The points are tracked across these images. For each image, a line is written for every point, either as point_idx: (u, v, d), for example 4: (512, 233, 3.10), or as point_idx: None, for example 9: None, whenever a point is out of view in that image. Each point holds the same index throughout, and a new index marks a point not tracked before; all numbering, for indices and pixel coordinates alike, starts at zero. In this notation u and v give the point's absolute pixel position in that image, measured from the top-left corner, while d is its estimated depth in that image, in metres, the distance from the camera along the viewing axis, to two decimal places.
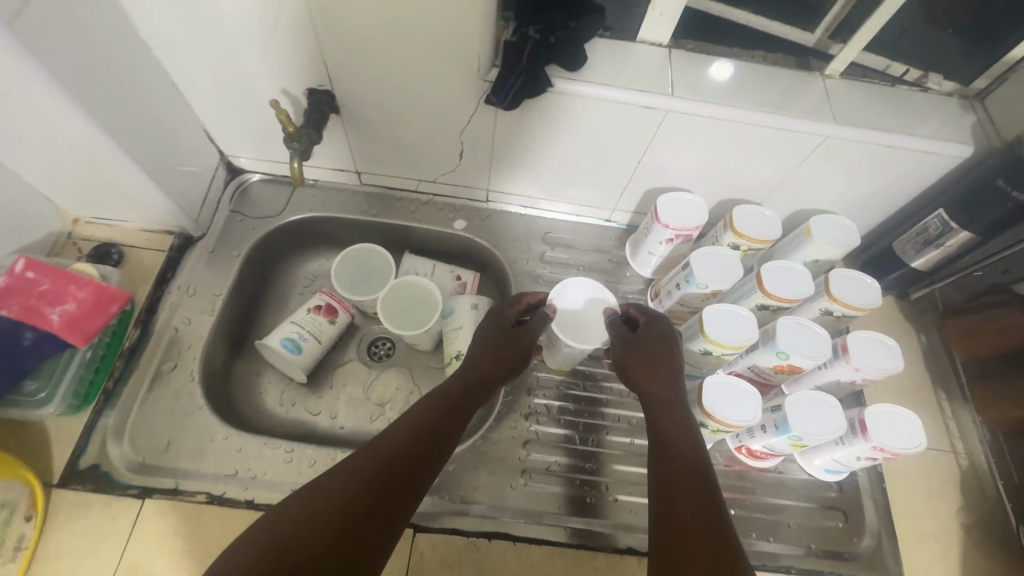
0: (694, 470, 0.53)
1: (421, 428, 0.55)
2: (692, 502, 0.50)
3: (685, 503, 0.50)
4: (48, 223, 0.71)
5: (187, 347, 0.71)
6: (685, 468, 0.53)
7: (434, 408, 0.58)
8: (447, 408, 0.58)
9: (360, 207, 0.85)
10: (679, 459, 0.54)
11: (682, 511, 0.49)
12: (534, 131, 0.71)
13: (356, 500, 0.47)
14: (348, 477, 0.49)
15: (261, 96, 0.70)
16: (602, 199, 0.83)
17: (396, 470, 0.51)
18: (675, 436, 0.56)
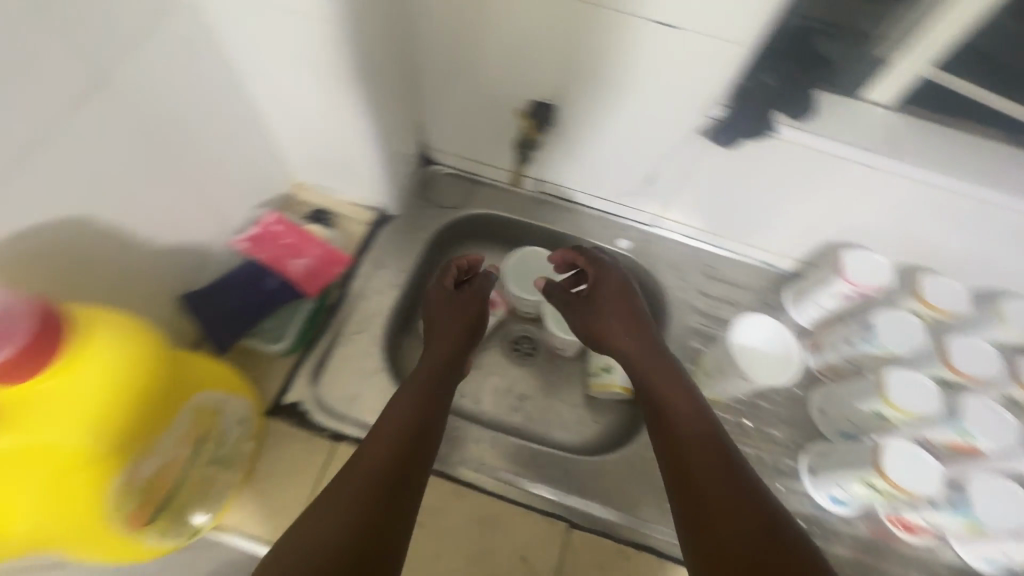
0: (705, 454, 0.57)
1: (416, 411, 0.59)
2: (721, 493, 0.53)
3: (711, 490, 0.54)
4: (280, 184, 0.80)
5: (375, 313, 0.78)
6: (707, 454, 0.57)
7: (416, 394, 0.61)
8: (429, 394, 0.62)
9: (532, 212, 0.90)
10: (682, 447, 0.58)
11: (712, 501, 0.53)
12: (733, 169, 0.73)
13: (382, 474, 0.53)
14: (378, 450, 0.55)
15: (483, 100, 0.76)
16: (773, 243, 0.84)
17: (408, 453, 0.56)
18: (687, 426, 0.60)
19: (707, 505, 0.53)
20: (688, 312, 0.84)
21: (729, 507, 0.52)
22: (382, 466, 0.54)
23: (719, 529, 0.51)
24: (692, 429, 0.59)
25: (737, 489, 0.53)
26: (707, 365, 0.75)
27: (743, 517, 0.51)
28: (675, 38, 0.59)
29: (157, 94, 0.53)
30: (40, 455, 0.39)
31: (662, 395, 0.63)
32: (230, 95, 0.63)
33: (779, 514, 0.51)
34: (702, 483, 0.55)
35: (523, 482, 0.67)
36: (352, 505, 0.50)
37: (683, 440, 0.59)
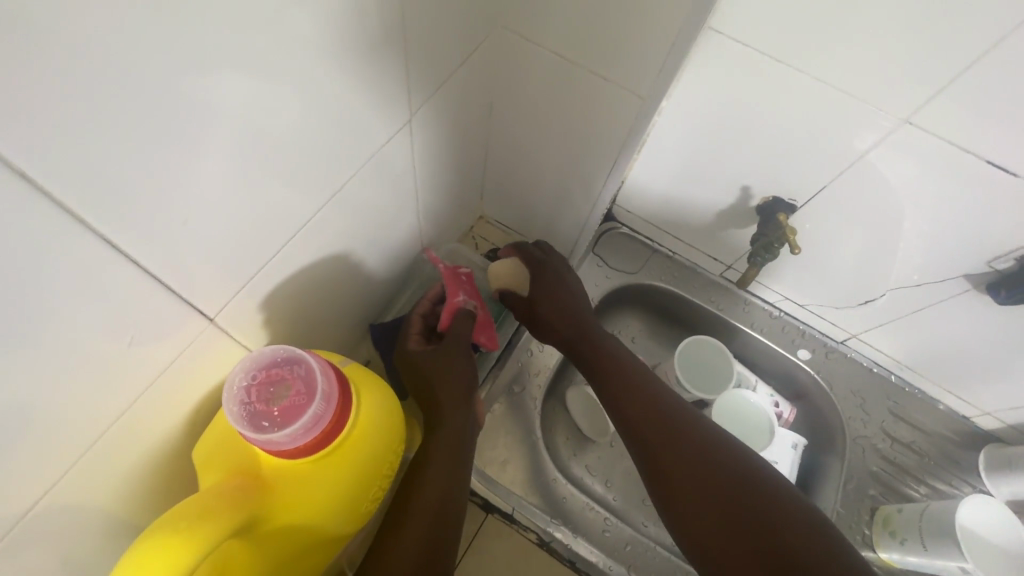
0: (676, 448, 0.55)
1: (451, 466, 0.50)
2: (684, 473, 0.53)
3: (682, 477, 0.53)
4: (469, 216, 0.77)
5: (535, 375, 0.73)
6: (659, 439, 0.56)
7: (447, 446, 0.51)
8: (459, 438, 0.52)
9: (708, 296, 0.83)
10: (651, 436, 0.56)
11: (683, 482, 0.53)
12: (983, 320, 0.64)
13: (427, 536, 0.46)
14: (416, 517, 0.47)
15: (706, 180, 0.69)
16: (984, 400, 0.74)
17: (447, 509, 0.49)
18: (640, 408, 0.59)
19: (682, 490, 0.53)
20: (867, 451, 0.75)
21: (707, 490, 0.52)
22: (421, 525, 0.47)
23: (698, 515, 0.51)
24: (646, 419, 0.58)
25: (699, 470, 0.53)
26: (893, 526, 0.66)
27: (711, 500, 0.51)
28: (1001, 182, 0.51)
29: (423, 125, 0.50)
30: (289, 534, 0.35)
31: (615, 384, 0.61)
32: (470, 130, 0.60)
33: (773, 519, 0.49)
34: (689, 490, 0.52)
35: None
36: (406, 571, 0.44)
37: (645, 428, 0.57)
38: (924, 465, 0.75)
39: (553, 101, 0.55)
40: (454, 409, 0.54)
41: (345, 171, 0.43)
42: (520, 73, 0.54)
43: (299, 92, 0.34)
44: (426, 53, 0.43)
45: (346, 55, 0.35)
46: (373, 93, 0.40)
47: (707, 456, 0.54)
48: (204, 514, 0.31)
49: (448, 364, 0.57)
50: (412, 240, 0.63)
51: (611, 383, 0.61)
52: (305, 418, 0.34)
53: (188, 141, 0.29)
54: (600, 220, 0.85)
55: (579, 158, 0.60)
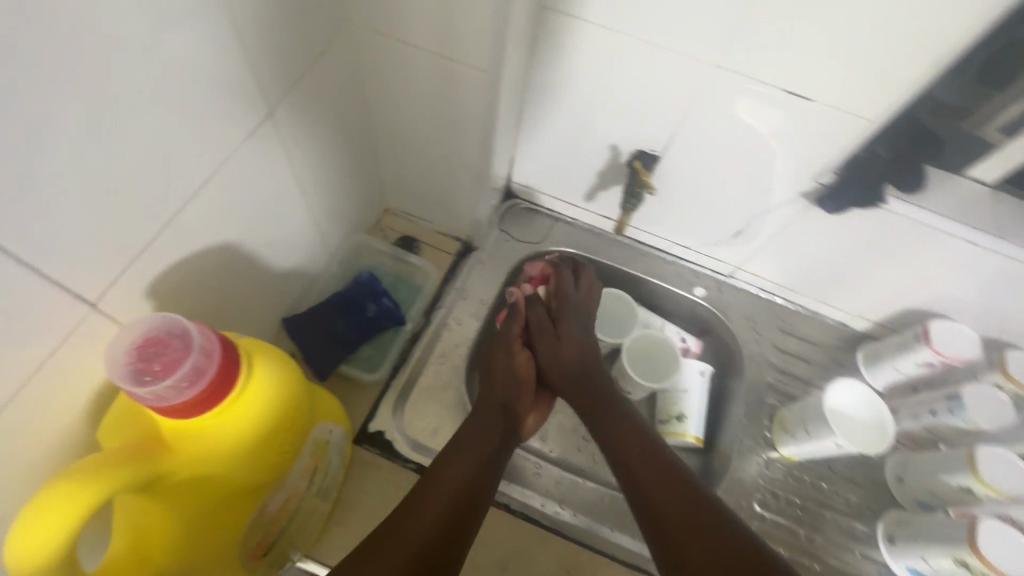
0: (662, 479, 0.59)
1: (473, 466, 0.60)
2: (670, 504, 0.56)
3: (668, 505, 0.56)
4: (374, 209, 0.81)
5: (456, 346, 0.77)
6: (649, 471, 0.60)
7: (473, 448, 0.62)
8: (480, 439, 0.63)
9: (611, 253, 0.90)
10: (641, 470, 0.60)
11: (672, 517, 0.55)
12: (832, 230, 0.73)
13: (441, 525, 0.54)
14: (436, 504, 0.56)
15: (583, 144, 0.77)
16: (851, 304, 0.84)
17: (464, 503, 0.57)
18: (632, 445, 0.63)
19: (670, 524, 0.55)
20: (763, 366, 0.84)
21: (691, 505, 0.55)
22: (434, 522, 0.54)
23: (688, 547, 0.52)
24: (637, 453, 0.62)
25: (688, 500, 0.56)
26: (786, 423, 0.74)
27: (696, 529, 0.53)
28: (805, 108, 0.60)
29: (297, 122, 0.54)
30: (204, 487, 0.40)
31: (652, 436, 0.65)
32: (352, 125, 0.65)
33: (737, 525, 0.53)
34: (668, 505, 0.56)
35: (604, 530, 0.68)
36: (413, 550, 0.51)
37: (636, 463, 0.61)
38: (813, 370, 0.85)
39: (418, 87, 0.60)
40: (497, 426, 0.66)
41: (222, 168, 0.47)
42: (383, 65, 0.59)
43: (156, 93, 0.37)
44: (283, 52, 0.48)
45: (199, 58, 0.40)
46: (236, 92, 0.44)
47: (690, 486, 0.58)
48: (110, 479, 0.34)
49: (500, 347, 0.74)
50: (313, 233, 0.66)
51: (602, 414, 0.68)
52: (184, 368, 0.36)
53: (49, 143, 0.32)
54: (503, 199, 0.91)
55: (455, 139, 0.66)
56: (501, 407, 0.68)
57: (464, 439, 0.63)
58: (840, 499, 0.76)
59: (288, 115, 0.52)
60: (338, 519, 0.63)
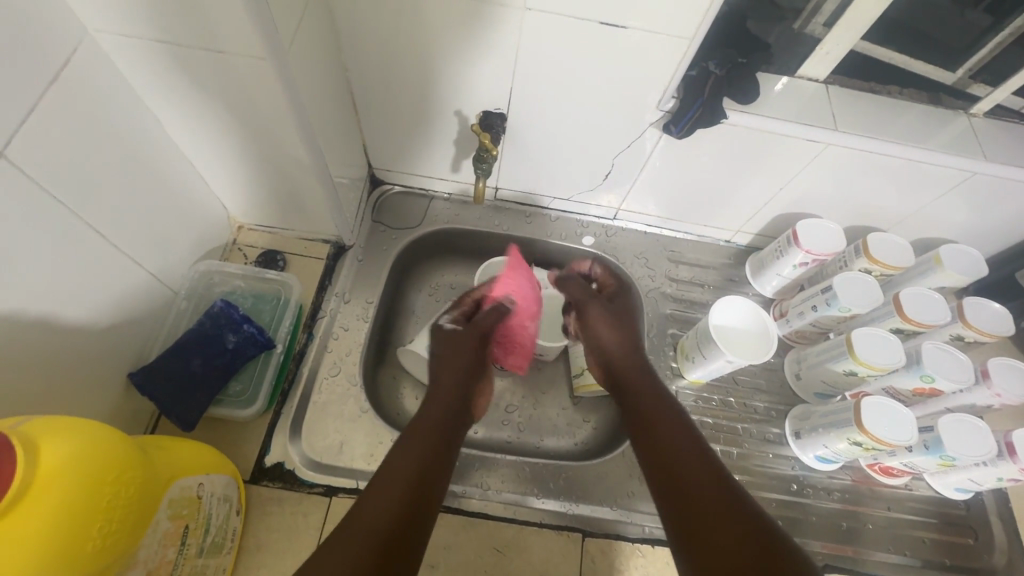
0: (686, 443, 0.52)
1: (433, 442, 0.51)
2: (698, 481, 0.48)
3: (695, 479, 0.48)
4: (221, 230, 0.74)
5: (347, 352, 0.73)
6: (674, 442, 0.52)
7: (428, 426, 0.53)
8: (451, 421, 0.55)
9: (494, 220, 0.88)
10: (672, 451, 0.52)
11: (700, 504, 0.46)
12: (690, 154, 0.73)
13: (404, 510, 0.44)
14: (392, 482, 0.46)
15: (430, 114, 0.72)
16: (729, 221, 0.86)
17: (427, 480, 0.47)
18: (666, 419, 0.55)
19: (698, 507, 0.46)
20: (660, 300, 0.85)
21: (714, 493, 0.47)
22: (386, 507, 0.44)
23: (706, 530, 0.44)
24: (665, 424, 0.55)
25: (715, 472, 0.49)
26: (688, 350, 0.75)
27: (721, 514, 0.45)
28: (624, 36, 0.58)
29: (67, 158, 0.46)
30: None
31: (678, 415, 0.56)
32: (151, 145, 0.57)
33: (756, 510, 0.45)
34: (696, 491, 0.47)
35: (531, 499, 0.67)
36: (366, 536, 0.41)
37: (665, 425, 0.54)
38: (707, 293, 0.87)
39: (205, 87, 0.53)
40: (459, 401, 0.58)
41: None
42: (151, 69, 0.51)
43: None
44: (10, 81, 0.40)
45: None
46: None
47: (715, 462, 0.50)
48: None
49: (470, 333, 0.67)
50: (140, 273, 0.59)
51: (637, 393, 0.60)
52: None
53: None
54: (370, 188, 0.86)
55: (271, 138, 0.59)
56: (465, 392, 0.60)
57: (424, 417, 0.54)
58: (750, 408, 0.79)
59: (47, 153, 0.44)
60: (244, 569, 0.59)
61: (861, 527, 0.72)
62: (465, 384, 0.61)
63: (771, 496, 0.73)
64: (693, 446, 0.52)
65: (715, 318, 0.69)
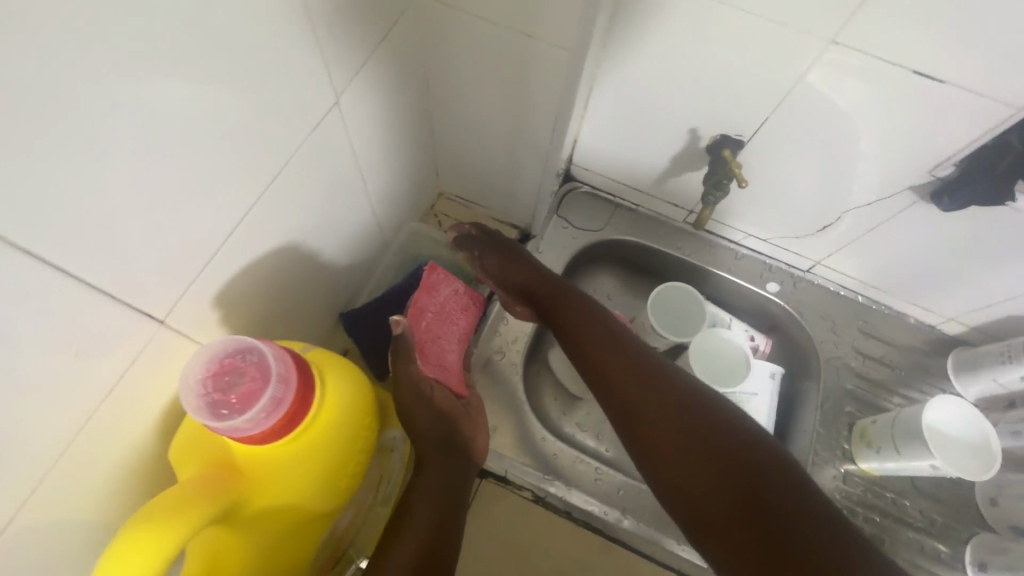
0: (676, 422, 0.53)
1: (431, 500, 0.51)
2: (698, 471, 0.50)
3: (694, 465, 0.51)
4: (427, 194, 0.77)
5: (513, 340, 0.74)
6: (664, 424, 0.53)
7: (428, 479, 0.52)
8: (442, 470, 0.53)
9: (676, 242, 0.84)
10: (666, 437, 0.53)
11: (704, 493, 0.49)
12: (935, 228, 0.65)
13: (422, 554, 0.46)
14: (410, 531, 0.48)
15: (657, 125, 0.70)
16: (945, 306, 0.76)
17: (433, 535, 0.48)
18: (629, 386, 0.56)
19: (711, 499, 0.49)
20: (841, 371, 0.78)
21: (717, 481, 0.49)
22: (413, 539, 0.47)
23: (716, 514, 0.48)
24: (651, 400, 0.55)
25: (719, 461, 0.50)
26: (870, 436, 0.69)
27: (730, 499, 0.48)
28: (930, 91, 0.52)
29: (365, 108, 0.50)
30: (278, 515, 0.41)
31: (663, 388, 0.55)
32: (410, 103, 0.60)
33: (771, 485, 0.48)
34: (702, 484, 0.50)
35: (670, 543, 0.63)
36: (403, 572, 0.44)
37: (652, 408, 0.55)
38: (896, 377, 0.78)
39: (487, 60, 0.55)
40: (434, 436, 0.54)
41: (281, 160, 0.44)
42: (445, 36, 0.54)
43: (204, 82, 0.33)
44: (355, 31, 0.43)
45: (249, 23, 0.35)
46: (287, 64, 0.39)
47: (715, 436, 0.51)
48: (160, 530, 0.34)
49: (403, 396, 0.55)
50: (369, 223, 0.63)
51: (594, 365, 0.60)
52: (263, 399, 0.38)
53: (101, 135, 0.29)
54: (561, 182, 0.86)
55: (521, 117, 0.60)
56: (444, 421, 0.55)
57: (424, 465, 0.53)
58: (925, 518, 0.71)
59: None
60: None
61: None
62: (442, 418, 0.55)
63: None
64: (692, 422, 0.53)
65: (931, 415, 0.61)
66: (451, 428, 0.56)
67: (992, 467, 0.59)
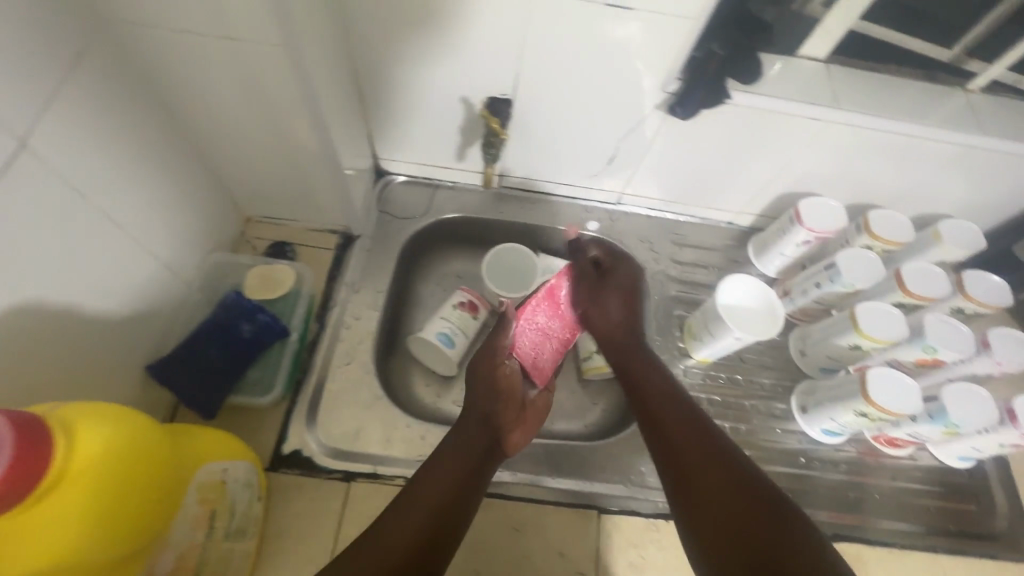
0: (683, 421, 0.59)
1: (451, 484, 0.55)
2: (697, 455, 0.55)
3: (692, 454, 0.55)
4: (229, 223, 0.74)
5: (359, 342, 0.74)
6: (679, 425, 0.58)
7: (455, 463, 0.57)
8: (468, 457, 0.59)
9: (499, 208, 0.88)
10: (675, 434, 0.58)
11: (698, 474, 0.53)
12: (692, 137, 0.74)
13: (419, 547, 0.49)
14: (414, 517, 0.51)
15: (434, 102, 0.73)
16: (730, 204, 0.87)
17: (437, 527, 0.51)
18: (668, 410, 0.61)
19: (702, 481, 0.52)
20: (667, 282, 0.86)
21: (704, 466, 0.53)
22: (407, 545, 0.48)
23: (705, 487, 0.52)
24: (669, 410, 0.61)
25: (714, 450, 0.54)
26: (694, 330, 0.76)
27: (717, 475, 0.52)
28: (630, 18, 0.59)
29: (87, 146, 0.47)
30: None
31: (690, 406, 0.61)
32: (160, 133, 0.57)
33: (743, 466, 0.52)
34: (693, 471, 0.54)
35: (545, 479, 0.67)
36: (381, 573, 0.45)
37: (665, 413, 0.60)
38: (711, 274, 0.88)
39: (217, 74, 0.53)
40: (478, 430, 0.62)
41: None
42: (164, 59, 0.52)
43: None
44: (31, 67, 0.40)
45: None
46: None
47: (717, 434, 0.56)
48: None
49: (487, 363, 0.69)
50: (155, 265, 0.60)
51: (647, 400, 0.63)
52: None
53: None
54: (375, 179, 0.87)
55: (286, 130, 0.60)
56: (486, 419, 0.64)
57: (449, 453, 0.58)
58: (760, 386, 0.81)
59: (65, 140, 0.45)
60: (269, 552, 0.60)
61: (871, 499, 0.74)
62: (489, 413, 0.64)
63: (779, 468, 0.75)
64: (690, 422, 0.58)
65: (724, 296, 0.70)
66: (492, 424, 0.64)
67: (779, 326, 0.69)
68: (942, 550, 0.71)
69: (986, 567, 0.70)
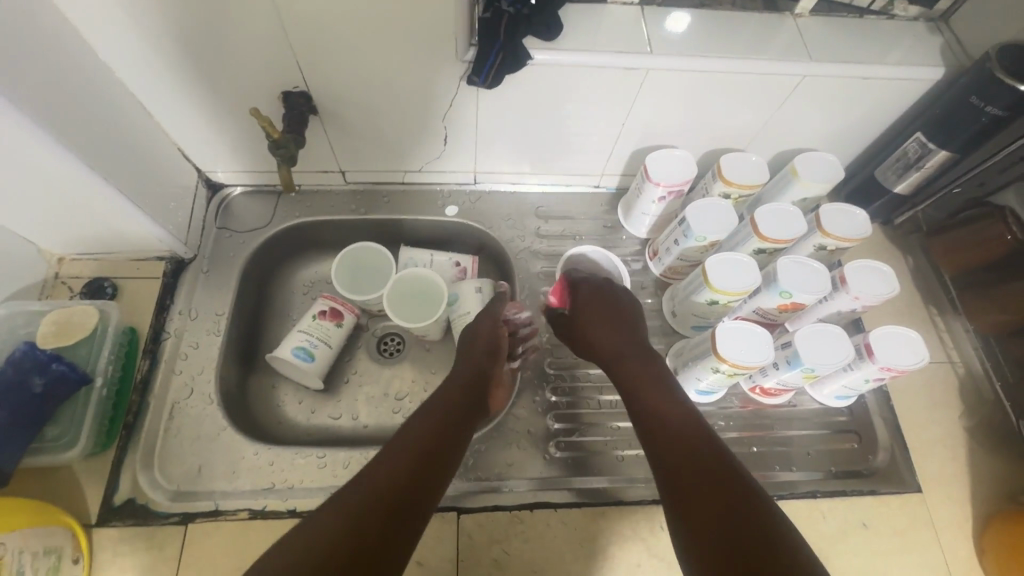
0: (685, 421, 0.54)
1: (436, 422, 0.54)
2: (693, 456, 0.50)
3: (690, 454, 0.50)
4: (34, 266, 0.69)
5: (197, 372, 0.69)
6: (680, 421, 0.54)
7: (446, 408, 0.57)
8: (460, 400, 0.59)
9: (350, 206, 0.83)
10: (676, 430, 0.53)
11: (692, 472, 0.48)
12: (517, 104, 0.69)
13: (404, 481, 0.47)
14: (400, 458, 0.49)
15: (231, 103, 0.67)
16: (590, 167, 0.83)
17: (422, 464, 0.50)
18: (668, 402, 0.56)
19: (697, 483, 0.47)
20: (534, 259, 0.82)
21: (703, 465, 0.49)
22: (400, 477, 0.48)
23: (698, 486, 0.47)
24: (675, 406, 0.55)
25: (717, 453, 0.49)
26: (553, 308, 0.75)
27: (720, 475, 0.47)
28: None
29: None
30: None
31: (680, 404, 0.56)
32: None
33: (741, 478, 0.47)
34: (695, 469, 0.48)
35: None
36: (355, 511, 0.44)
37: (664, 408, 0.56)
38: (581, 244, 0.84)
39: None
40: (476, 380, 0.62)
41: None
42: None
43: None
44: None
45: None
46: None
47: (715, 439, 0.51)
48: None
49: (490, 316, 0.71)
50: None
51: (637, 386, 0.60)
52: None
53: None
54: (209, 194, 0.81)
55: (31, 159, 0.54)
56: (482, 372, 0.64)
57: (446, 396, 0.58)
58: None
59: None
60: None
61: (751, 453, 0.72)
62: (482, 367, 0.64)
63: None
64: (687, 417, 0.54)
65: None
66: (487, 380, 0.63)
67: None
68: (821, 495, 0.69)
69: (867, 504, 0.69)
